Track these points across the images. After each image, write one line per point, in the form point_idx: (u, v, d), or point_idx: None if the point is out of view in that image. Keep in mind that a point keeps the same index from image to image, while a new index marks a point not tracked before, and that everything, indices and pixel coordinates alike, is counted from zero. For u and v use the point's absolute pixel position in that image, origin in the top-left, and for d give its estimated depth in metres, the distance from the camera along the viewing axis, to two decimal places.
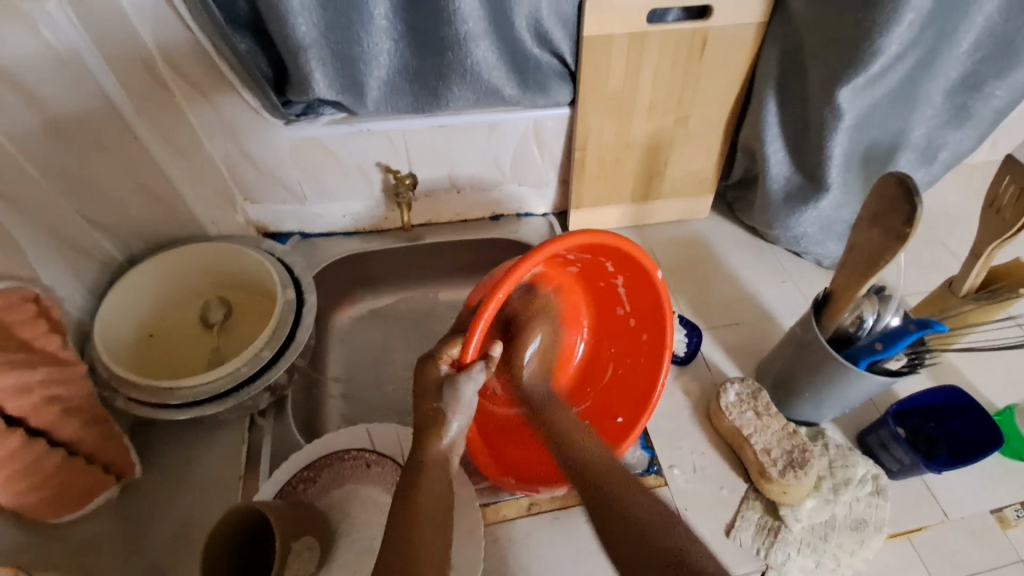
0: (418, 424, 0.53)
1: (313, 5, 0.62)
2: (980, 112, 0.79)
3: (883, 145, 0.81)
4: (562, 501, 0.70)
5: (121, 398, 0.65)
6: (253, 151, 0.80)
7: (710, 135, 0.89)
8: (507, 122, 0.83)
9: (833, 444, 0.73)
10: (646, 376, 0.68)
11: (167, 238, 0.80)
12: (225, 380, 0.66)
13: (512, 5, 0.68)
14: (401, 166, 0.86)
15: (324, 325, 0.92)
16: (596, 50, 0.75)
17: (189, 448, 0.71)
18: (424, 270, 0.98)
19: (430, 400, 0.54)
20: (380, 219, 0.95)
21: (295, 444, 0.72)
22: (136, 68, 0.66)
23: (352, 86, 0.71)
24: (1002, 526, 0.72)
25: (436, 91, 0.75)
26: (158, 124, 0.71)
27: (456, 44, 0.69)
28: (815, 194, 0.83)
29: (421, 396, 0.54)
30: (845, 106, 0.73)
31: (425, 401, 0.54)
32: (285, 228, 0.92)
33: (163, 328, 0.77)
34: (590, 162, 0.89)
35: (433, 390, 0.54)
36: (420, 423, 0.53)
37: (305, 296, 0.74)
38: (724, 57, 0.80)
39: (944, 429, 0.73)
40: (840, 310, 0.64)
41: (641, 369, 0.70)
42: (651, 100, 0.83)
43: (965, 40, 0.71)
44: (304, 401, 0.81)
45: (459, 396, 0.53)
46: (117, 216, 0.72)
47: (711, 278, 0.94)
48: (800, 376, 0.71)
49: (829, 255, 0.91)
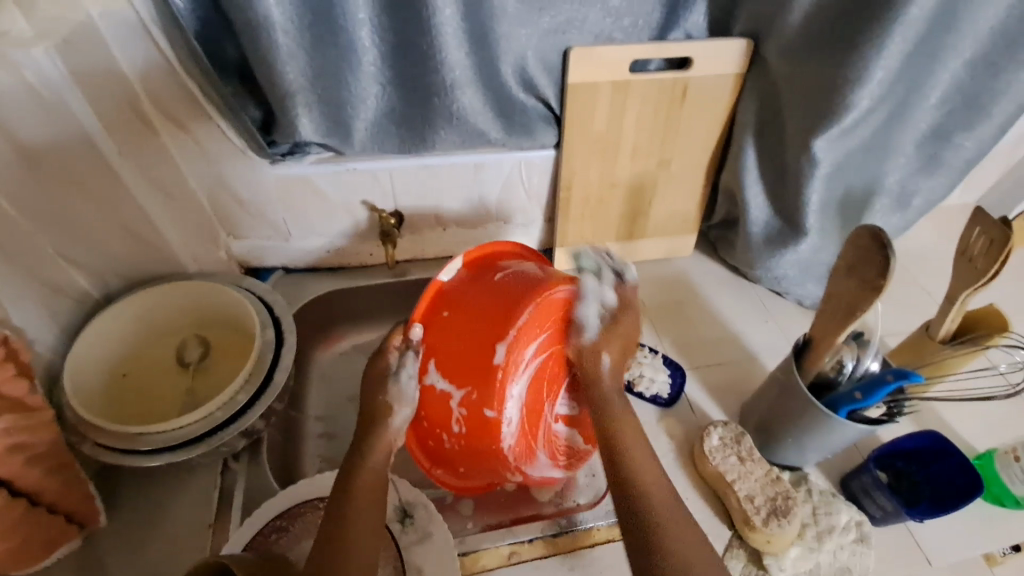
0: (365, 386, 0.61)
1: (300, 54, 0.64)
2: (949, 161, 0.82)
3: (858, 192, 0.83)
4: (544, 549, 0.68)
5: (88, 443, 0.62)
6: (240, 190, 0.80)
7: (692, 177, 0.91)
8: (493, 163, 0.84)
9: (816, 490, 0.73)
10: (442, 361, 0.58)
11: (145, 275, 0.78)
12: (199, 424, 0.64)
13: (498, 53, 0.70)
14: (386, 206, 0.87)
15: (306, 363, 0.91)
16: (579, 97, 0.77)
17: (156, 495, 0.69)
18: (408, 306, 0.97)
19: (382, 383, 0.60)
20: (365, 255, 0.94)
21: (269, 487, 0.70)
22: (120, 107, 0.65)
23: (337, 128, 0.72)
24: (989, 563, 0.71)
25: (423, 134, 0.76)
26: (140, 164, 0.70)
27: (443, 91, 0.70)
28: (794, 238, 0.85)
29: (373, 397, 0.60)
30: (821, 155, 0.75)
31: (374, 362, 0.62)
32: (267, 264, 0.92)
33: (138, 368, 0.75)
34: (574, 203, 0.90)
35: (381, 382, 0.61)
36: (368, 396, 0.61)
37: (285, 336, 0.73)
38: (703, 104, 0.82)
39: (925, 472, 0.73)
40: (820, 355, 0.65)
41: (447, 347, 0.58)
42: (634, 143, 0.85)
43: (934, 94, 0.74)
44: (281, 443, 0.80)
45: (395, 365, 0.60)
46: (96, 253, 0.70)
47: (696, 316, 0.95)
48: (781, 421, 0.71)
49: (810, 296, 0.93)
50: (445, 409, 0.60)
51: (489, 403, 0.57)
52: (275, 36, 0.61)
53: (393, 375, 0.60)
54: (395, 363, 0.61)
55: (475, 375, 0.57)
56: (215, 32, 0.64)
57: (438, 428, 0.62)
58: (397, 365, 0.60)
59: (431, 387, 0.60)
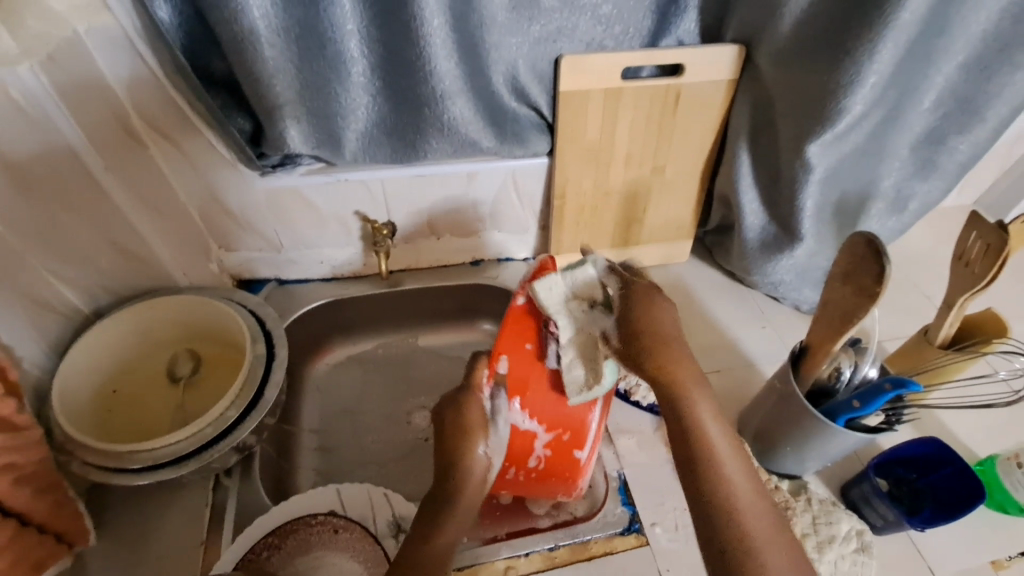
0: (452, 430, 0.60)
1: (287, 66, 0.63)
2: (945, 165, 0.81)
3: (854, 197, 0.83)
4: (541, 564, 0.67)
5: (77, 462, 0.61)
6: (231, 203, 0.79)
7: (686, 183, 0.91)
8: (486, 171, 0.84)
9: (815, 499, 0.72)
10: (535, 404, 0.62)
11: (135, 290, 0.77)
12: (189, 441, 0.63)
13: (488, 62, 0.69)
14: (379, 215, 0.86)
15: (300, 375, 0.90)
16: (571, 104, 0.77)
17: (147, 512, 0.68)
18: (404, 316, 0.96)
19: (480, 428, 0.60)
20: (359, 266, 0.94)
21: (261, 503, 0.69)
22: (107, 121, 0.65)
23: (328, 139, 0.72)
24: (996, 569, 0.70)
25: (414, 144, 0.76)
26: (129, 177, 0.69)
27: (433, 101, 0.70)
28: (790, 244, 0.85)
29: (463, 431, 0.59)
30: (815, 161, 0.75)
31: (464, 404, 0.60)
32: (260, 276, 0.91)
33: (128, 384, 0.74)
34: (569, 210, 0.90)
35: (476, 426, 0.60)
36: (453, 440, 0.59)
37: (276, 349, 0.72)
38: (696, 111, 0.82)
39: (926, 480, 0.72)
40: (817, 363, 0.64)
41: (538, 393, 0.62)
42: (628, 150, 0.84)
43: (928, 98, 0.74)
44: (275, 457, 0.79)
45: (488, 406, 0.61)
46: (84, 268, 0.69)
47: (692, 323, 0.94)
48: (779, 429, 0.70)
49: (807, 301, 0.92)
50: (530, 444, 0.64)
51: (579, 445, 0.64)
52: (260, 48, 0.60)
53: (489, 422, 0.61)
54: (489, 405, 0.61)
55: (566, 421, 0.63)
56: (202, 44, 0.64)
57: (521, 460, 0.65)
58: (490, 409, 0.61)
59: (516, 426, 0.63)
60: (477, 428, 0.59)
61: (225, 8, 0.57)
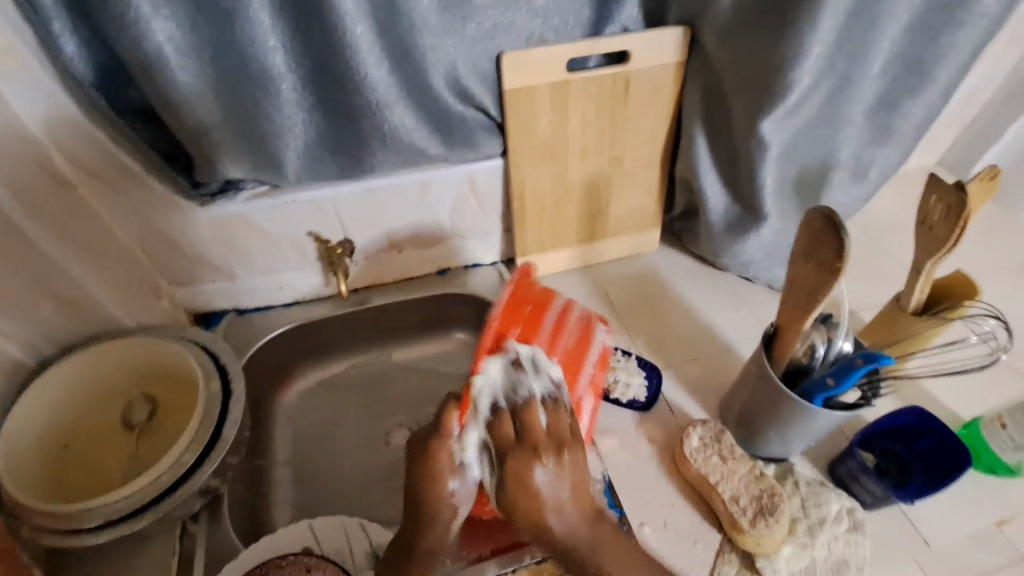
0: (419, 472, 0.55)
1: (207, 90, 0.61)
2: (901, 129, 0.81)
3: (813, 170, 0.82)
4: None
5: (26, 528, 0.58)
6: (175, 236, 0.76)
7: (646, 172, 0.89)
8: (439, 178, 0.81)
9: (803, 481, 0.70)
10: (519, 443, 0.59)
11: (81, 337, 0.74)
12: (145, 491, 0.60)
13: (424, 66, 0.67)
14: (335, 234, 0.83)
15: (268, 407, 0.87)
16: (518, 102, 0.75)
17: (112, 571, 0.65)
18: (372, 335, 0.93)
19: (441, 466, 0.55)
20: (320, 287, 0.91)
21: (232, 547, 0.66)
22: (28, 165, 0.61)
23: (266, 162, 0.69)
24: (1000, 527, 0.69)
25: (359, 157, 0.73)
26: (59, 221, 0.66)
27: (370, 111, 0.67)
28: (755, 224, 0.84)
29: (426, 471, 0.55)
30: (769, 137, 0.73)
31: (432, 452, 0.55)
32: (217, 308, 0.87)
33: (81, 437, 0.71)
34: (529, 210, 0.87)
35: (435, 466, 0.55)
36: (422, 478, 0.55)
37: (233, 385, 0.69)
38: (647, 97, 0.80)
39: (913, 451, 0.71)
40: (790, 344, 0.62)
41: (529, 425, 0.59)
42: (582, 145, 0.82)
43: (876, 64, 0.72)
44: (247, 496, 0.76)
45: (457, 454, 0.55)
46: (21, 321, 0.66)
47: (667, 313, 0.92)
48: (760, 414, 0.68)
49: (779, 279, 0.91)
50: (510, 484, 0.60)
51: None
52: (175, 73, 0.58)
53: (458, 464, 0.55)
54: (460, 454, 0.55)
55: None
56: (116, 76, 0.61)
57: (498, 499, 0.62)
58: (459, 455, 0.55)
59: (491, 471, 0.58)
60: (445, 473, 0.55)
61: (131, 35, 0.54)
